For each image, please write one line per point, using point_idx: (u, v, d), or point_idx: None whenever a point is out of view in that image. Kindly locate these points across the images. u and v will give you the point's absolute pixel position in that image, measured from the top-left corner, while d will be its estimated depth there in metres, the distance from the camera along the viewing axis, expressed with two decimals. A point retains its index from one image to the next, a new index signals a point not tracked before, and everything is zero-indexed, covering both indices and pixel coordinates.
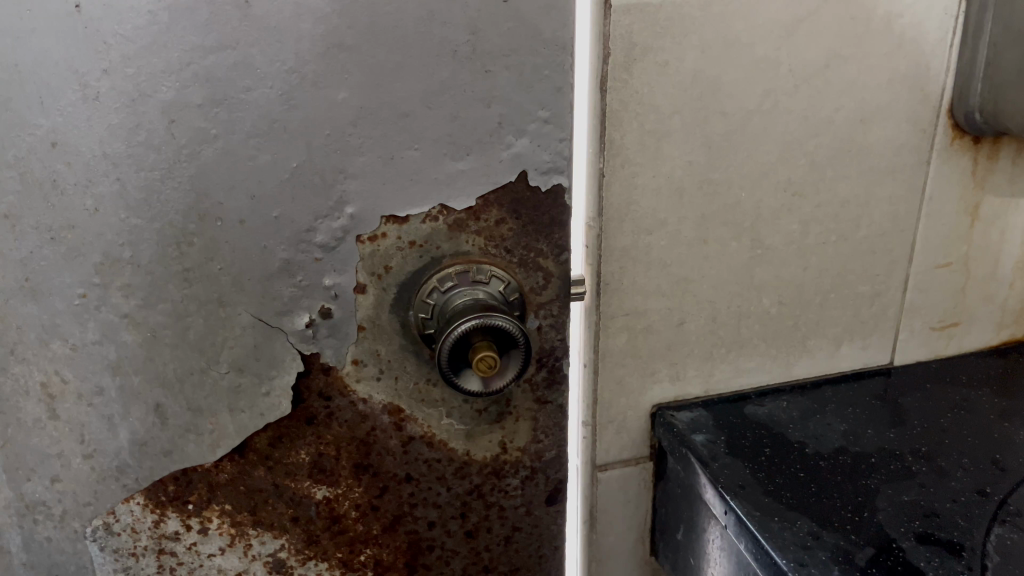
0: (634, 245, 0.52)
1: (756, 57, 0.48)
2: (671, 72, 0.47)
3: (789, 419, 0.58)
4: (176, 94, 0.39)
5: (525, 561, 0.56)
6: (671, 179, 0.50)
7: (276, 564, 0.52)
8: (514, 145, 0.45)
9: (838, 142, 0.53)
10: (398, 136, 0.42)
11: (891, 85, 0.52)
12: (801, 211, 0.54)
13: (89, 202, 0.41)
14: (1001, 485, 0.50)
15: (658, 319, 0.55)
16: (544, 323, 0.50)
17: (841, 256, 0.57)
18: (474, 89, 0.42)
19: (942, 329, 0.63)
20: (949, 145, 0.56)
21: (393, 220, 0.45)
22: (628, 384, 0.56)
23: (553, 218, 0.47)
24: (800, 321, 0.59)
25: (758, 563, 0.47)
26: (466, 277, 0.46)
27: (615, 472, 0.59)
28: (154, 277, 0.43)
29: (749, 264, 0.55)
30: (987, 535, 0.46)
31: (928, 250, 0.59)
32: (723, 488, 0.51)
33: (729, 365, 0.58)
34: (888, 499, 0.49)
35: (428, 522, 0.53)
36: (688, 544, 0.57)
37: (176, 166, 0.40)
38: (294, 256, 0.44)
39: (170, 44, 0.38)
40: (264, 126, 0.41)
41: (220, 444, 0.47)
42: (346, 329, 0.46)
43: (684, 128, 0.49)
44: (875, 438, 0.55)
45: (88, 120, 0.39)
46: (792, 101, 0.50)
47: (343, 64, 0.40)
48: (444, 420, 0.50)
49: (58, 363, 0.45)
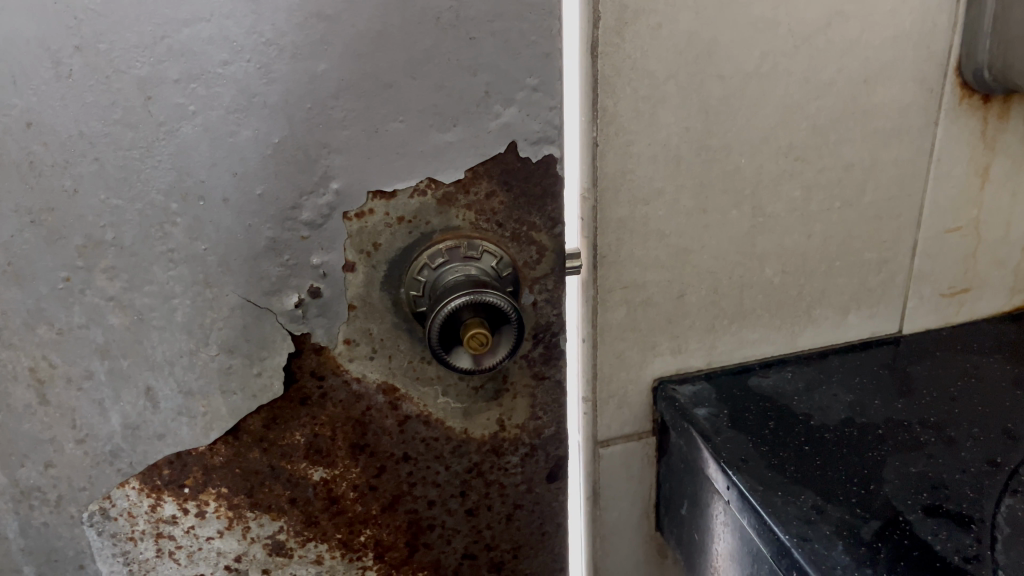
0: (631, 217, 0.50)
1: (754, 17, 0.47)
2: (664, 34, 0.45)
3: (794, 390, 0.56)
4: (151, 70, 0.38)
5: (527, 538, 0.56)
6: (667, 147, 0.49)
7: (276, 546, 0.51)
8: (502, 115, 0.43)
9: (841, 104, 0.51)
10: (382, 108, 0.41)
11: (895, 43, 0.50)
12: (803, 176, 0.53)
13: (67, 182, 0.40)
14: (1012, 454, 0.49)
15: (658, 292, 0.53)
16: (539, 299, 0.49)
17: (846, 222, 0.56)
18: (459, 57, 0.41)
19: (952, 296, 0.62)
20: (957, 104, 0.54)
21: (380, 195, 0.43)
22: (629, 358, 0.55)
23: (544, 189, 0.46)
24: (804, 290, 0.57)
25: (761, 539, 0.46)
26: (457, 253, 0.45)
27: (617, 448, 0.58)
28: (138, 259, 0.42)
29: (751, 233, 0.54)
30: (998, 506, 0.44)
31: (936, 214, 0.57)
32: (726, 462, 0.49)
33: (732, 337, 0.57)
34: (896, 471, 0.48)
35: (428, 500, 0.52)
36: (692, 520, 0.56)
37: (156, 145, 0.40)
38: (280, 234, 0.43)
39: (143, 18, 0.37)
40: (244, 100, 0.39)
41: (213, 426, 0.47)
42: (337, 308, 0.46)
43: (680, 93, 0.47)
44: (883, 408, 0.54)
45: (62, 99, 0.38)
46: (793, 62, 0.49)
47: (322, 34, 0.39)
48: (440, 399, 0.49)
49: (45, 348, 0.44)
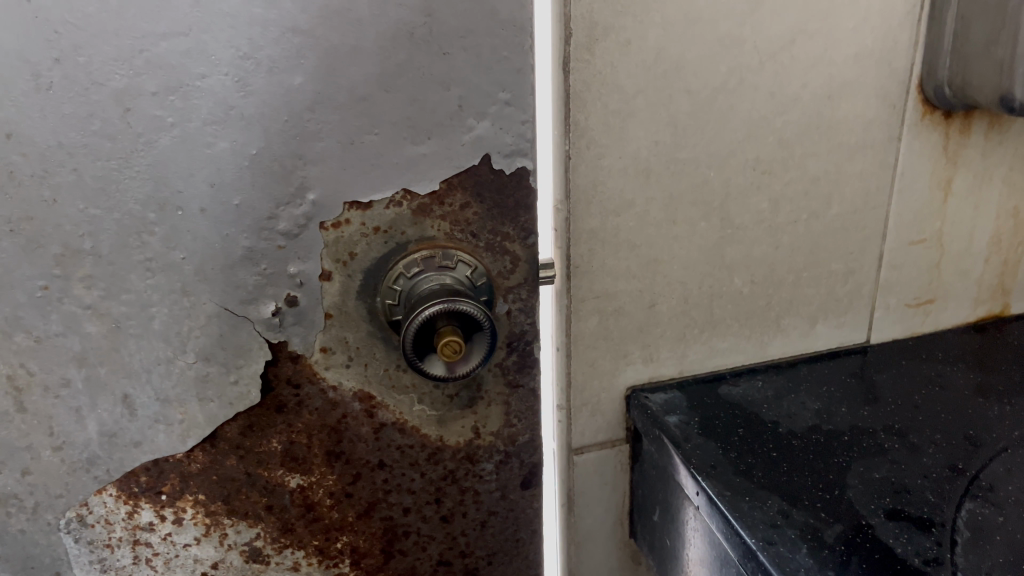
0: (602, 228, 0.51)
1: (721, 33, 0.48)
2: (634, 51, 0.47)
3: (763, 398, 0.57)
4: (129, 83, 0.39)
5: (502, 544, 0.57)
6: (637, 160, 0.50)
7: (252, 553, 0.52)
8: (475, 128, 0.44)
9: (807, 118, 0.53)
10: (357, 120, 0.42)
11: (858, 60, 0.52)
12: (770, 189, 0.54)
13: (46, 193, 0.40)
14: (973, 460, 0.50)
15: (629, 301, 0.54)
16: (513, 308, 0.50)
17: (813, 233, 0.57)
18: (432, 71, 0.42)
19: (917, 306, 0.63)
20: (919, 120, 0.55)
21: (355, 207, 0.44)
22: (602, 366, 0.56)
23: (517, 201, 0.47)
24: (773, 300, 0.58)
25: (729, 543, 0.47)
26: (432, 262, 0.46)
27: (591, 455, 0.59)
28: (116, 267, 0.43)
29: (720, 243, 0.55)
30: (958, 511, 0.45)
31: (901, 226, 0.59)
32: (695, 468, 0.50)
33: (702, 346, 0.58)
34: (859, 476, 0.49)
35: (403, 507, 0.53)
36: (664, 526, 0.57)
37: (133, 156, 0.40)
38: (256, 244, 0.43)
39: (121, 32, 0.38)
40: (221, 113, 0.40)
41: (190, 434, 0.47)
42: (313, 317, 0.46)
43: (650, 108, 0.49)
44: (849, 415, 0.55)
45: (41, 110, 0.39)
46: (759, 78, 0.50)
47: (298, 48, 0.40)
48: (415, 406, 0.50)
49: (22, 355, 0.44)
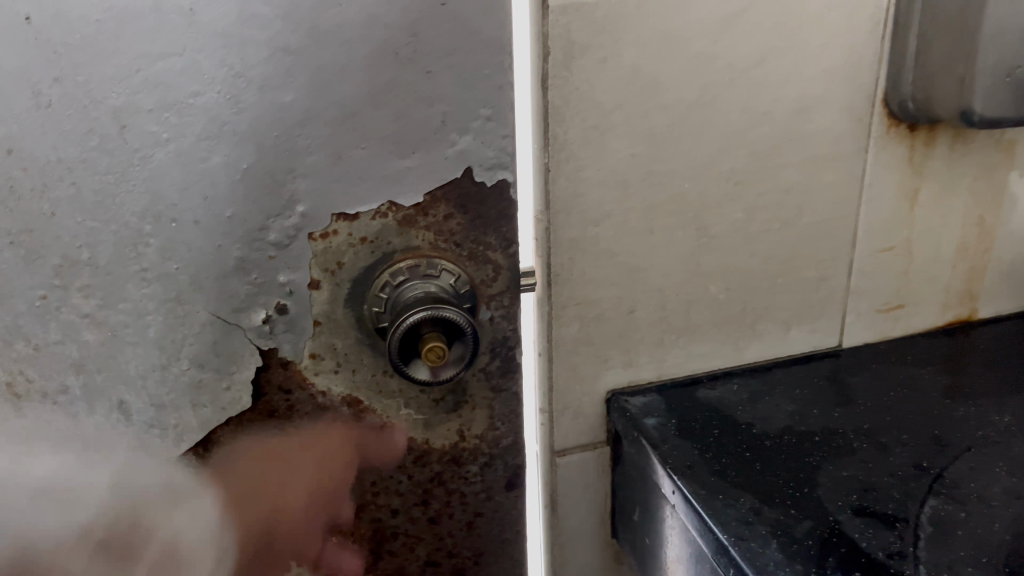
0: (582, 237, 0.53)
1: (694, 51, 0.50)
2: (611, 68, 0.49)
3: (738, 401, 0.59)
4: (126, 100, 0.40)
5: (489, 545, 0.58)
6: (615, 172, 0.52)
7: (245, 554, 0.54)
8: (458, 143, 0.46)
9: (778, 131, 0.55)
10: (345, 135, 0.44)
11: (827, 76, 0.54)
12: (744, 199, 0.56)
13: (45, 206, 0.42)
14: (938, 458, 0.52)
15: (609, 308, 0.56)
16: (495, 314, 0.51)
17: (786, 242, 0.59)
18: (417, 88, 0.44)
19: (888, 311, 0.65)
20: (886, 133, 0.57)
21: (343, 218, 0.46)
22: (583, 370, 0.58)
23: (499, 212, 0.49)
24: (748, 306, 0.60)
25: (703, 540, 0.49)
26: (417, 271, 0.48)
27: (573, 457, 0.61)
28: (113, 277, 0.44)
29: (696, 252, 0.57)
30: (921, 507, 0.47)
31: (870, 235, 0.61)
32: (671, 468, 0.52)
33: (680, 351, 0.60)
34: (829, 475, 0.51)
35: (392, 509, 0.55)
36: (644, 525, 0.59)
37: (130, 170, 0.42)
38: (248, 254, 0.45)
39: (120, 52, 0.40)
40: (215, 129, 0.42)
41: (184, 437, 0.49)
42: (302, 324, 0.48)
43: (626, 122, 0.51)
44: (821, 417, 0.57)
45: (42, 127, 0.40)
46: (732, 93, 0.52)
47: (289, 67, 0.41)
48: (402, 410, 0.52)
49: (22, 363, 0.46)
